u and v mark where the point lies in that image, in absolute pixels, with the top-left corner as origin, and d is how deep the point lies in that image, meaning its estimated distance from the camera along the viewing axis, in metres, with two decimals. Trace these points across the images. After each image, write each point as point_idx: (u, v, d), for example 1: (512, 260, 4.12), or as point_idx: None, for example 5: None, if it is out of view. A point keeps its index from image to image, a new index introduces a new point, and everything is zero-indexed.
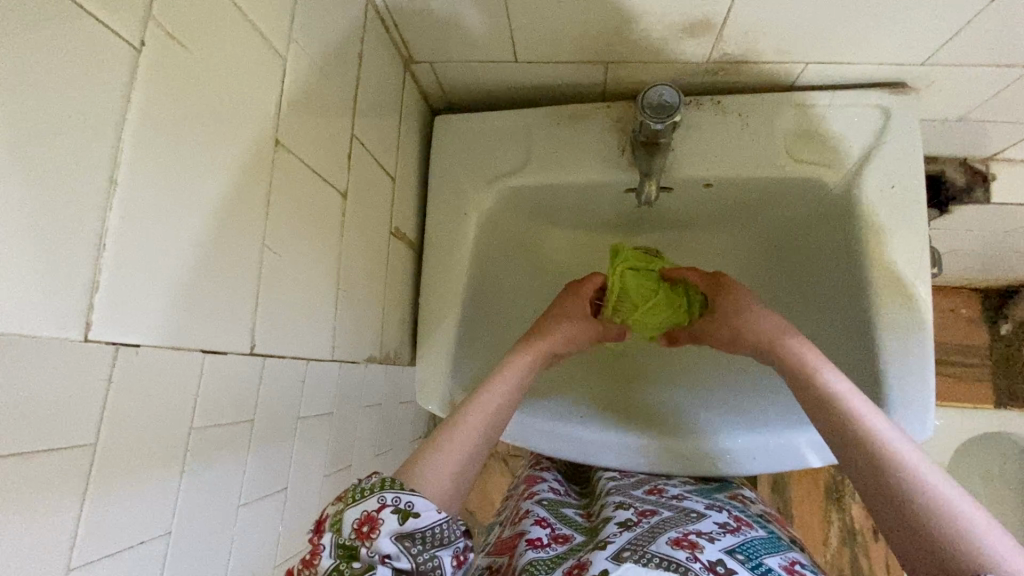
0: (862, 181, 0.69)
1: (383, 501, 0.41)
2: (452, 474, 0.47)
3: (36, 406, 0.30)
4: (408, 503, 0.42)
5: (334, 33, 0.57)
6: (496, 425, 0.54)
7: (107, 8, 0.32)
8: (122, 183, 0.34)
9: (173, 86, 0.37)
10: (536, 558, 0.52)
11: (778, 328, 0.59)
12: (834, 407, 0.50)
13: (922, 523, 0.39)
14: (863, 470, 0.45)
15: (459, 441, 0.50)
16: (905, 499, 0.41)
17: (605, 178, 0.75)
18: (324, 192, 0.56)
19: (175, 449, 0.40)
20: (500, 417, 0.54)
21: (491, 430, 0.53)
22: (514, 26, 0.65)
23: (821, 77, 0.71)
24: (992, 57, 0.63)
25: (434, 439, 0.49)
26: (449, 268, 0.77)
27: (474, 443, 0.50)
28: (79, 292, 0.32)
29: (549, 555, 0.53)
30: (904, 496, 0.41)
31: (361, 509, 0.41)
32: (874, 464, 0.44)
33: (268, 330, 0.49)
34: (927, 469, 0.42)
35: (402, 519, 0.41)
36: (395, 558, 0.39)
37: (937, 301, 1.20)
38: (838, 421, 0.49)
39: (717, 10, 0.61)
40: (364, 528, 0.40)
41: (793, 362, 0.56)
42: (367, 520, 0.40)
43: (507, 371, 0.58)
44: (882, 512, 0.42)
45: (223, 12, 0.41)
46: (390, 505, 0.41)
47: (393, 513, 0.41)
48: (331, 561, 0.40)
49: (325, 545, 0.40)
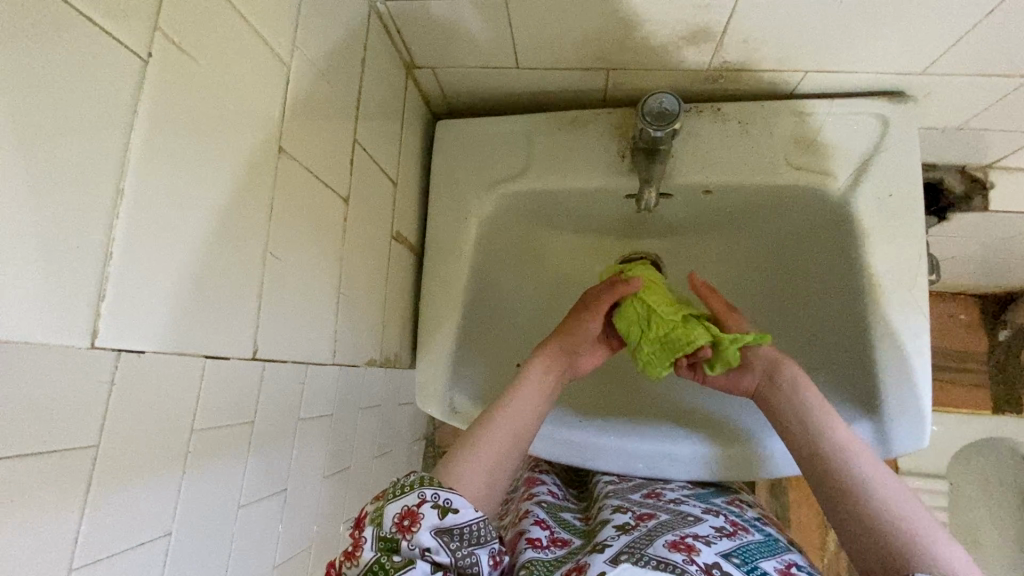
0: (858, 189, 0.70)
1: (423, 497, 0.46)
2: (482, 477, 0.56)
3: (40, 411, 0.31)
4: (446, 500, 0.46)
5: (336, 40, 0.57)
6: (520, 433, 0.62)
7: (112, 19, 0.33)
8: (128, 192, 0.34)
9: (179, 94, 0.38)
10: (535, 559, 0.52)
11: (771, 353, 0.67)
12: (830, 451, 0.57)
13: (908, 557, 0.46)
14: (854, 510, 0.52)
15: (488, 448, 0.58)
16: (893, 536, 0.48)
17: (605, 185, 0.76)
18: (326, 197, 0.57)
19: (178, 449, 0.40)
20: (522, 428, 0.62)
21: (517, 442, 0.61)
22: (516, 33, 0.66)
23: (820, 85, 0.72)
24: (989, 66, 0.64)
25: (464, 449, 0.57)
26: (449, 273, 0.77)
27: (501, 450, 0.59)
28: (86, 300, 0.32)
29: (549, 557, 0.54)
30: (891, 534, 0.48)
31: (402, 505, 0.46)
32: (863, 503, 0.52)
33: (270, 334, 0.50)
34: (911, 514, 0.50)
35: (441, 515, 0.45)
36: (435, 551, 0.44)
37: (936, 307, 1.20)
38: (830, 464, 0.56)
39: (717, 19, 0.61)
40: (405, 522, 0.45)
41: (786, 371, 0.65)
42: (408, 514, 0.45)
43: (526, 387, 0.65)
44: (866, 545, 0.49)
45: (226, 18, 0.41)
46: (429, 500, 0.46)
47: (432, 508, 0.46)
48: (372, 554, 0.44)
49: (366, 538, 0.45)
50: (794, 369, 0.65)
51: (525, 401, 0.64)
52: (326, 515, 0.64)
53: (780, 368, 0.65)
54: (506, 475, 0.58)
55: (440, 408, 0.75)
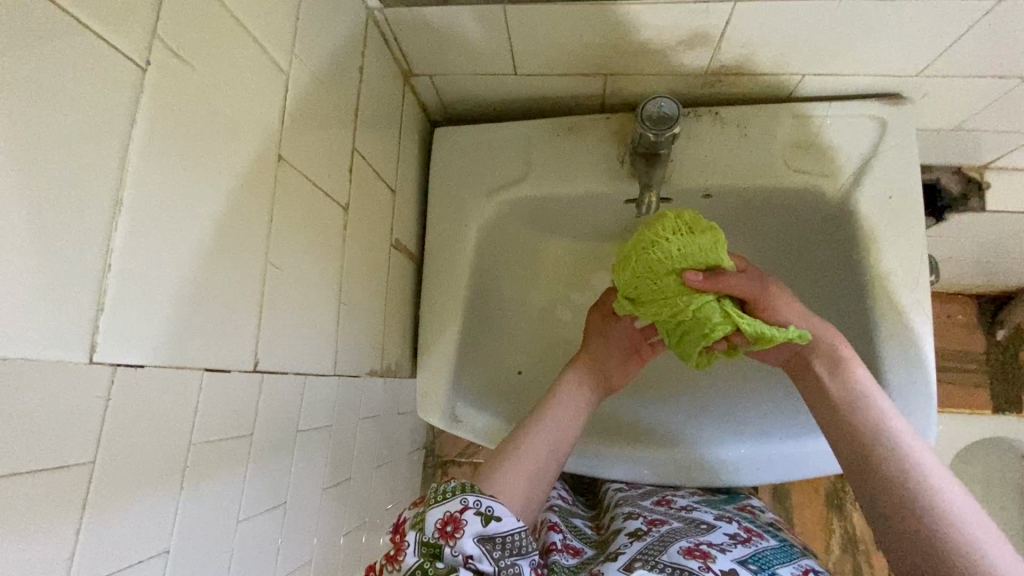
0: (860, 190, 0.70)
1: (465, 503, 0.46)
2: (525, 481, 0.55)
3: (35, 428, 0.30)
4: (489, 508, 0.46)
5: (334, 48, 0.57)
6: (559, 442, 0.61)
7: (108, 26, 0.32)
8: (126, 204, 0.34)
9: (178, 103, 0.37)
10: (559, 563, 0.51)
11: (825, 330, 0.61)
12: (875, 435, 0.52)
13: (945, 556, 0.42)
14: (888, 497, 0.48)
15: (529, 455, 0.58)
16: (930, 529, 0.44)
17: (605, 190, 0.75)
18: (327, 206, 0.57)
19: (176, 463, 0.39)
20: (563, 437, 0.62)
21: (552, 451, 0.60)
22: (514, 38, 0.65)
23: (818, 88, 0.72)
24: (986, 67, 0.64)
25: (504, 456, 0.57)
26: (449, 280, 0.77)
27: (538, 459, 0.58)
28: (83, 315, 0.31)
29: (568, 564, 0.53)
30: (928, 526, 0.44)
31: (444, 510, 0.45)
32: (900, 490, 0.47)
33: (270, 346, 0.49)
34: (960, 507, 0.45)
35: (483, 522, 0.46)
36: (478, 559, 0.44)
37: (934, 308, 1.21)
38: (875, 447, 0.51)
39: (715, 23, 0.61)
40: (448, 527, 0.44)
41: (827, 352, 0.59)
42: (450, 520, 0.45)
43: (565, 396, 0.66)
44: (898, 536, 0.46)
45: (225, 27, 0.41)
46: (472, 506, 0.46)
47: (475, 515, 0.46)
48: (416, 558, 0.43)
49: (409, 543, 0.44)
50: (842, 357, 0.58)
51: (564, 410, 0.64)
52: (327, 528, 0.62)
53: (825, 354, 0.59)
54: (544, 486, 0.58)
55: (442, 416, 0.74)
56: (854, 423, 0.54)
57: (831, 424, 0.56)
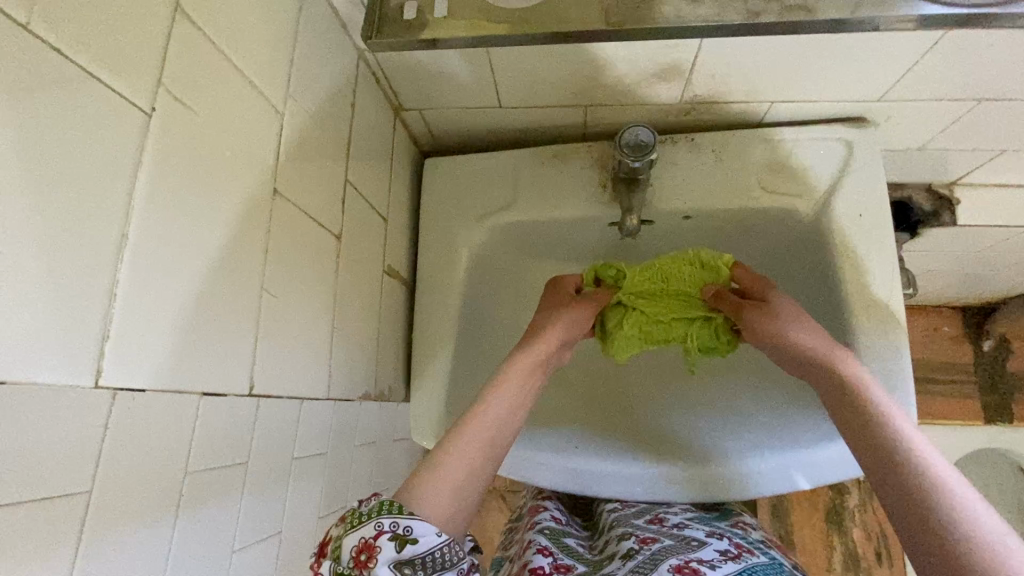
0: (832, 208, 0.73)
1: (380, 527, 0.41)
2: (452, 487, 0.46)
3: (36, 452, 0.31)
4: (406, 529, 0.41)
5: (326, 87, 0.60)
6: (497, 437, 0.53)
7: (115, 77, 0.35)
8: (131, 239, 0.36)
9: (180, 143, 0.40)
10: None
11: (819, 341, 0.57)
12: (888, 445, 0.45)
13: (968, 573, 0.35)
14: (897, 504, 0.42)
15: (456, 455, 0.49)
16: (951, 544, 0.37)
17: (590, 215, 0.78)
18: (321, 236, 0.59)
19: (170, 490, 0.40)
20: (504, 427, 0.53)
21: (490, 453, 0.51)
22: (497, 74, 0.69)
23: (787, 114, 0.76)
24: (941, 91, 0.68)
25: (426, 462, 0.48)
26: (441, 305, 0.79)
27: (470, 458, 0.49)
28: (87, 347, 0.33)
29: None
30: (949, 541, 0.38)
31: (359, 536, 0.40)
32: (909, 497, 0.41)
33: (265, 373, 0.50)
34: (982, 515, 0.38)
35: (399, 546, 0.40)
36: None
37: (918, 320, 1.23)
38: (890, 457, 0.44)
39: (685, 57, 0.65)
40: (362, 557, 0.40)
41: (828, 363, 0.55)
42: (364, 548, 0.40)
43: (509, 376, 0.57)
44: (916, 555, 0.39)
45: (225, 73, 0.44)
46: (387, 531, 0.41)
47: (390, 541, 0.40)
48: None
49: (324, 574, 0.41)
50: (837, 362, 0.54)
51: (502, 397, 0.55)
52: None
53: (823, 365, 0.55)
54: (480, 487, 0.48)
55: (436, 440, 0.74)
56: (857, 424, 0.49)
57: (849, 438, 0.49)
